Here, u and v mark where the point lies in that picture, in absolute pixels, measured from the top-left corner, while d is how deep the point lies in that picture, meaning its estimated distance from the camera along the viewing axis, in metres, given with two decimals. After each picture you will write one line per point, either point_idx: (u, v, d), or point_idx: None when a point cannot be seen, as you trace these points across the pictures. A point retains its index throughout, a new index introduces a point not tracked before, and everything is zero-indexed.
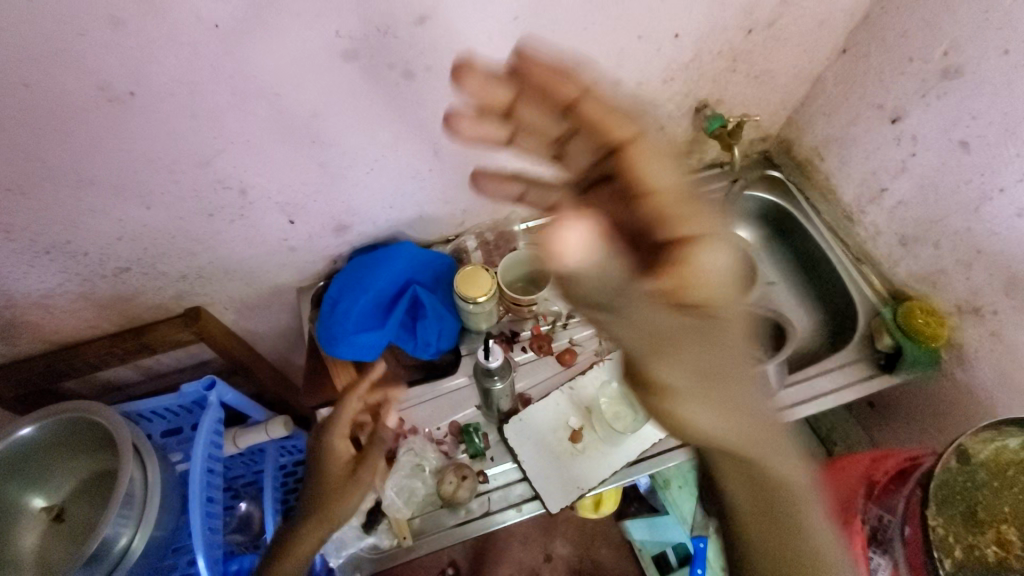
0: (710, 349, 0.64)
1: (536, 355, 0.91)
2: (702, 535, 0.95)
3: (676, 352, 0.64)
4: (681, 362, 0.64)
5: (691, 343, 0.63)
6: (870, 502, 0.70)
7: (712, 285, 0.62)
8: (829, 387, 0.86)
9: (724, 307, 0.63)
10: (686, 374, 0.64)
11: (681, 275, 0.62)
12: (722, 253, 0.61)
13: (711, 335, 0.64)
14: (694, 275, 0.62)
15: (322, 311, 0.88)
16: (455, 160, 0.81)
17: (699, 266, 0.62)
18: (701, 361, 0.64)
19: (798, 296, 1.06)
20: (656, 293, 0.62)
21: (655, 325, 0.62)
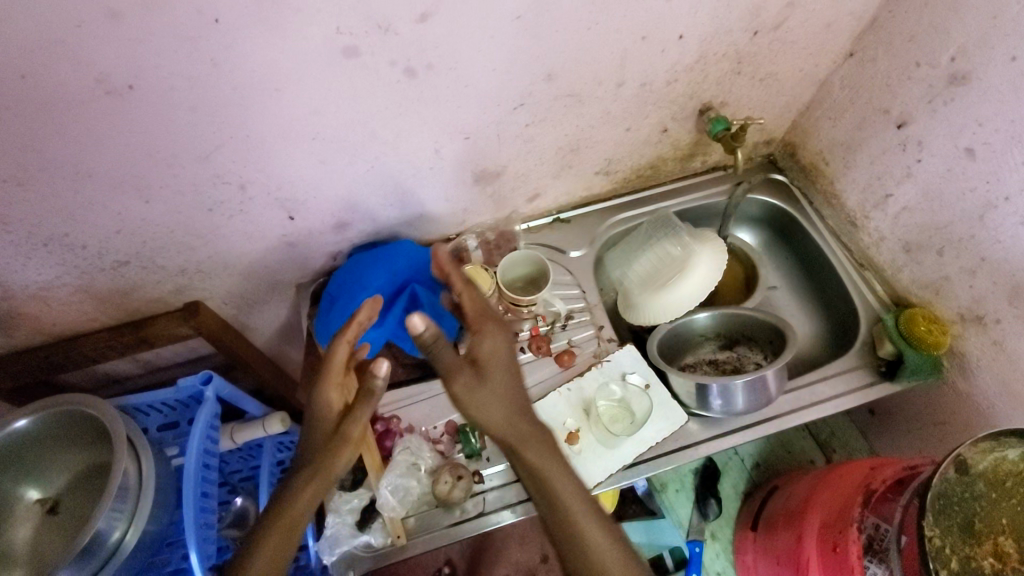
0: (472, 393, 0.67)
1: (534, 356, 0.90)
2: (698, 539, 0.95)
3: (510, 402, 0.69)
4: (482, 399, 0.68)
5: (499, 398, 0.68)
6: (867, 510, 0.69)
7: (503, 377, 0.70)
8: (830, 393, 0.85)
9: (514, 377, 0.71)
10: (502, 412, 0.68)
11: (479, 368, 0.69)
12: (494, 337, 0.71)
13: (477, 392, 0.68)
14: (483, 353, 0.70)
15: (322, 308, 0.89)
16: (455, 159, 0.81)
17: (490, 352, 0.70)
18: (508, 405, 0.69)
19: (800, 301, 1.05)
20: (463, 368, 0.68)
21: (489, 389, 0.68)
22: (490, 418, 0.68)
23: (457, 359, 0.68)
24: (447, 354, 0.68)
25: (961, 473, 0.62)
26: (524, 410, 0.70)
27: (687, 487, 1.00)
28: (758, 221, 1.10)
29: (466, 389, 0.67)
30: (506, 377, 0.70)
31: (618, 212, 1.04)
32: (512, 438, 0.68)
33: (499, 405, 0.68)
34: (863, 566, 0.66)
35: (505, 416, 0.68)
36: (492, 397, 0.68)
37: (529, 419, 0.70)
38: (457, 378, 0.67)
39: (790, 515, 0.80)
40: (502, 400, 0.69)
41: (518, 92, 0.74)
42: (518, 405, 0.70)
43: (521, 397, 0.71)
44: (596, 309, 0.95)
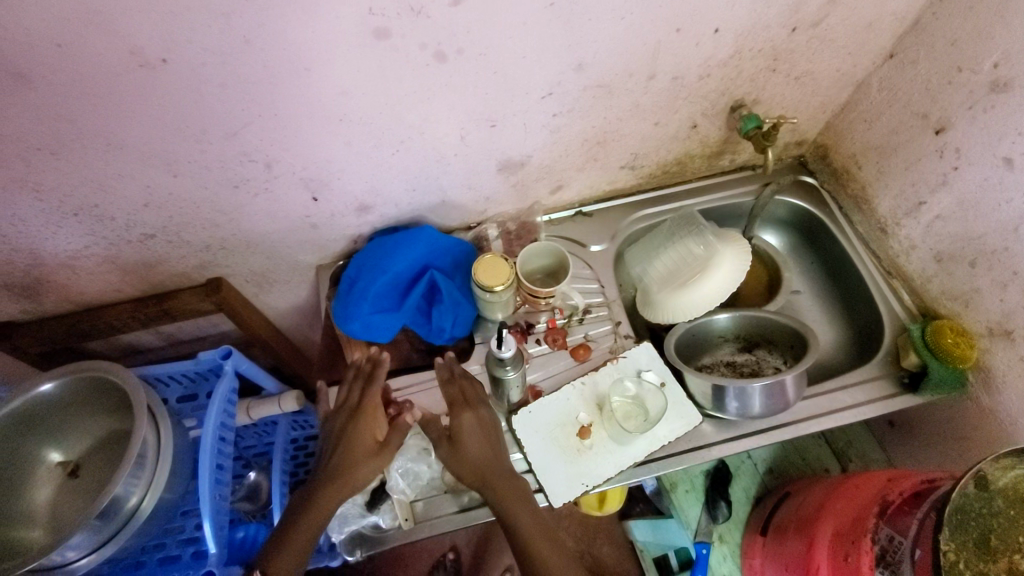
0: (453, 459, 0.76)
1: (550, 349, 0.90)
2: (706, 541, 0.94)
3: (481, 459, 0.75)
4: (460, 460, 0.75)
5: (473, 461, 0.75)
6: (882, 521, 0.67)
7: (478, 445, 0.76)
8: (850, 402, 0.84)
9: (489, 442, 0.77)
10: (475, 467, 0.75)
11: (454, 441, 0.76)
12: (470, 413, 0.78)
13: (454, 458, 0.76)
14: (460, 427, 0.77)
15: (340, 289, 0.89)
16: (480, 147, 0.81)
17: (465, 427, 0.77)
18: (480, 463, 0.75)
19: (823, 307, 1.04)
20: (442, 439, 0.77)
21: (466, 457, 0.75)
22: (464, 473, 0.75)
23: (441, 431, 0.78)
24: (434, 429, 0.78)
25: (981, 490, 0.59)
26: (494, 463, 0.75)
27: (696, 488, 0.99)
28: (785, 223, 1.08)
29: (445, 459, 0.76)
30: (481, 442, 0.77)
31: (641, 208, 1.03)
32: (481, 484, 0.74)
33: (472, 465, 0.75)
34: None
35: (480, 465, 0.75)
36: (469, 457, 0.75)
37: (500, 470, 0.75)
38: (439, 450, 0.77)
39: (801, 523, 0.79)
40: (478, 458, 0.76)
41: (547, 81, 0.73)
42: (492, 461, 0.76)
43: (493, 454, 0.76)
44: (614, 304, 0.95)
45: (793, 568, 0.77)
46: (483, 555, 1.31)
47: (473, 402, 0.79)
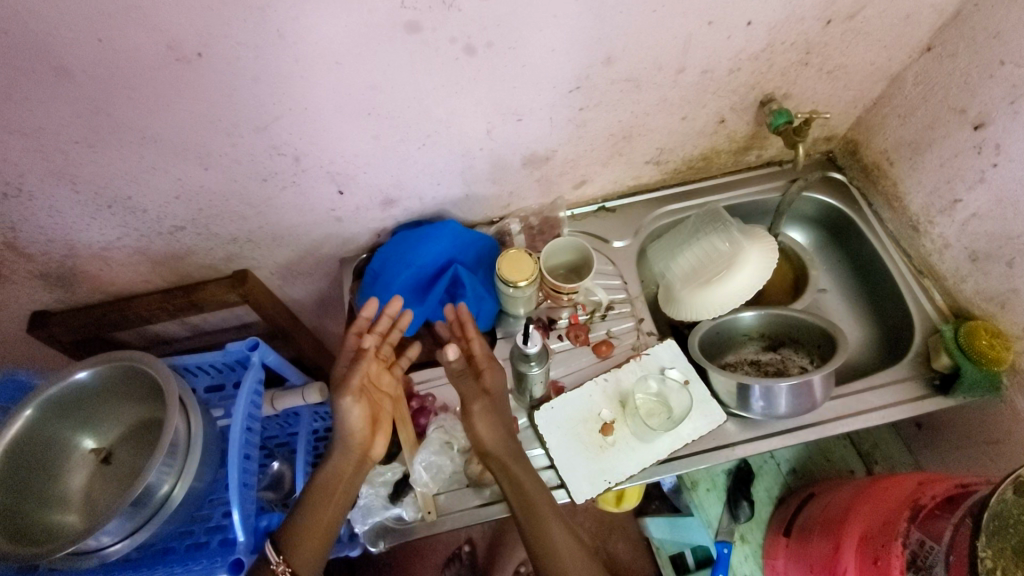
0: (488, 417, 0.77)
1: (572, 345, 0.90)
2: (727, 541, 0.92)
3: (502, 436, 0.76)
4: (485, 428, 0.76)
5: (503, 422, 0.78)
6: (913, 525, 0.66)
7: (502, 406, 0.79)
8: (878, 403, 0.82)
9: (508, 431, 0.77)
10: (503, 429, 0.77)
11: (492, 397, 0.79)
12: (498, 374, 0.81)
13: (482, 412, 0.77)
14: (492, 383, 0.79)
15: (365, 283, 0.89)
16: (505, 141, 0.80)
17: (498, 385, 0.80)
18: (505, 435, 0.77)
19: (850, 306, 1.02)
20: (480, 394, 0.78)
21: (495, 416, 0.77)
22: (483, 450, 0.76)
23: (475, 386, 0.79)
24: (468, 382, 0.80)
25: (1020, 496, 0.57)
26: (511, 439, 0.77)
27: (718, 486, 0.97)
28: (812, 220, 1.06)
29: (480, 416, 0.77)
30: (506, 416, 0.79)
31: (665, 203, 1.02)
32: (498, 461, 0.75)
33: (501, 428, 0.77)
34: None
35: (502, 444, 0.76)
36: (497, 420, 0.77)
37: (522, 464, 0.75)
38: (475, 405, 0.77)
39: (827, 523, 0.78)
40: (504, 419, 0.78)
41: (575, 75, 0.73)
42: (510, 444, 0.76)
43: (514, 441, 0.77)
44: (637, 300, 0.94)
45: (817, 568, 0.76)
46: (499, 548, 1.32)
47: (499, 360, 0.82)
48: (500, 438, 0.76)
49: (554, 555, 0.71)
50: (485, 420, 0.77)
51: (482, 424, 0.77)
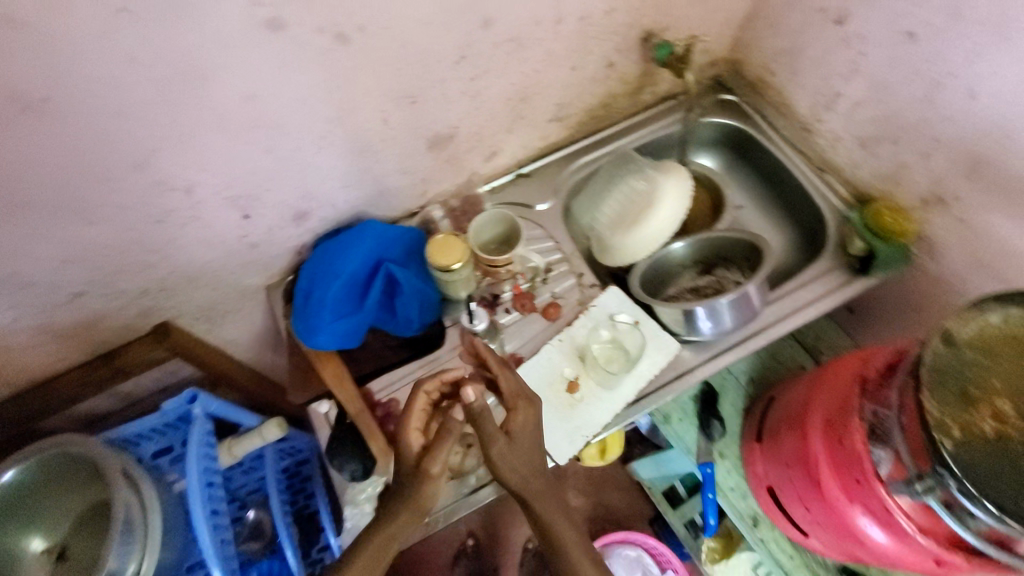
0: (506, 457, 0.68)
1: (520, 315, 0.90)
2: (708, 460, 0.94)
3: (527, 477, 0.68)
4: (505, 469, 0.68)
5: (527, 461, 0.69)
6: (864, 398, 0.71)
7: (531, 441, 0.71)
8: (809, 297, 0.88)
9: (533, 466, 0.69)
10: (525, 467, 0.69)
11: (511, 436, 0.69)
12: (525, 409, 0.72)
13: (505, 459, 0.68)
14: (516, 424, 0.71)
15: (297, 304, 0.86)
16: (405, 126, 0.78)
17: (521, 423, 0.71)
18: (531, 471, 0.69)
19: (767, 216, 1.07)
20: (498, 436, 0.69)
21: (519, 458, 0.68)
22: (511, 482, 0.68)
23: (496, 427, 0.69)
24: (487, 425, 0.68)
25: (951, 347, 0.60)
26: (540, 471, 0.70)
27: (688, 414, 0.98)
28: (717, 143, 1.10)
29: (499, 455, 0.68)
30: (533, 450, 0.70)
31: (577, 158, 1.04)
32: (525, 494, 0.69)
33: (523, 468, 0.68)
34: (870, 451, 0.67)
35: (524, 481, 0.69)
36: (520, 459, 0.69)
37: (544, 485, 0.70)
38: (493, 445, 0.68)
39: (790, 419, 0.82)
40: (528, 457, 0.70)
41: (457, 45, 0.71)
42: (538, 477, 0.69)
43: (540, 480, 0.69)
44: (573, 257, 0.96)
45: (795, 472, 0.77)
46: (501, 532, 1.32)
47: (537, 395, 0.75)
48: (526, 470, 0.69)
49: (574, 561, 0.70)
50: (505, 461, 0.68)
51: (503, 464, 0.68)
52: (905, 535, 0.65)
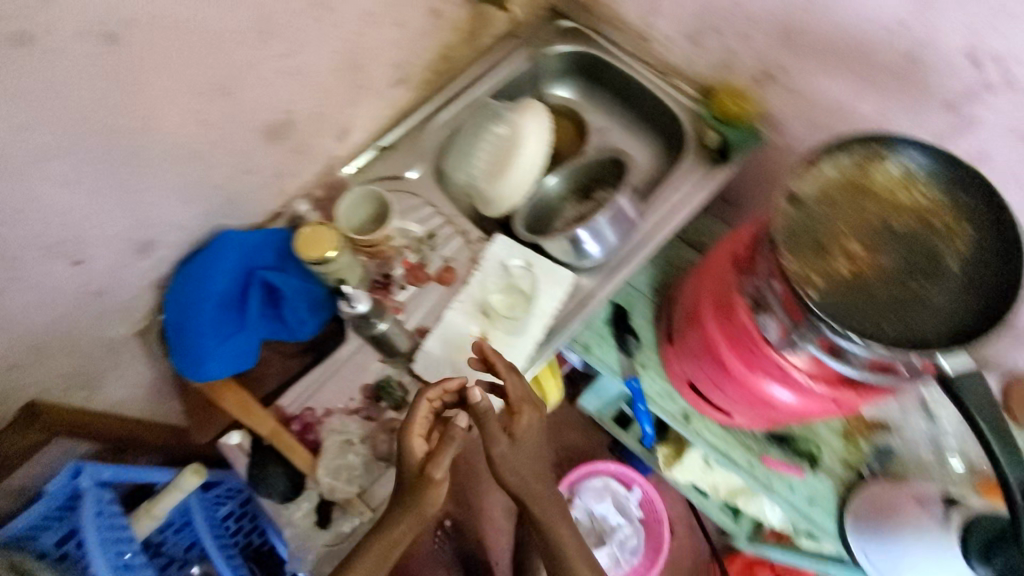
0: (509, 457, 0.74)
1: (416, 287, 0.88)
2: (633, 374, 0.97)
3: (527, 478, 0.76)
4: (510, 472, 0.75)
5: (526, 463, 0.76)
6: (741, 275, 0.73)
7: (533, 446, 0.77)
8: (681, 197, 0.93)
9: (535, 471, 0.77)
10: (528, 469, 0.76)
11: (514, 438, 0.75)
12: (531, 414, 0.76)
13: (510, 459, 0.74)
14: (519, 429, 0.75)
15: (171, 340, 0.78)
16: (231, 121, 0.73)
17: (526, 427, 0.75)
18: (531, 474, 0.76)
19: (631, 132, 1.08)
20: (501, 436, 0.74)
21: (520, 456, 0.75)
22: (507, 473, 0.75)
23: (501, 429, 0.74)
24: (491, 424, 0.73)
25: (796, 205, 0.63)
26: (538, 472, 0.77)
27: (605, 336, 1.00)
28: (568, 72, 1.09)
29: (502, 454, 0.74)
30: (535, 455, 0.77)
31: (434, 117, 1.01)
32: (523, 491, 0.76)
33: (525, 471, 0.75)
34: (756, 323, 0.70)
35: (526, 482, 0.76)
36: (521, 460, 0.75)
37: (543, 483, 0.77)
38: (497, 444, 0.73)
39: (689, 315, 0.84)
40: (531, 460, 0.76)
41: (255, 20, 0.67)
42: (536, 472, 0.77)
43: (539, 483, 0.77)
44: (453, 216, 0.95)
45: (704, 361, 0.81)
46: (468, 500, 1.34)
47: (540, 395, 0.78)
48: (526, 472, 0.76)
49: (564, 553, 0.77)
50: (505, 462, 0.75)
51: (504, 467, 0.75)
52: (803, 385, 0.69)
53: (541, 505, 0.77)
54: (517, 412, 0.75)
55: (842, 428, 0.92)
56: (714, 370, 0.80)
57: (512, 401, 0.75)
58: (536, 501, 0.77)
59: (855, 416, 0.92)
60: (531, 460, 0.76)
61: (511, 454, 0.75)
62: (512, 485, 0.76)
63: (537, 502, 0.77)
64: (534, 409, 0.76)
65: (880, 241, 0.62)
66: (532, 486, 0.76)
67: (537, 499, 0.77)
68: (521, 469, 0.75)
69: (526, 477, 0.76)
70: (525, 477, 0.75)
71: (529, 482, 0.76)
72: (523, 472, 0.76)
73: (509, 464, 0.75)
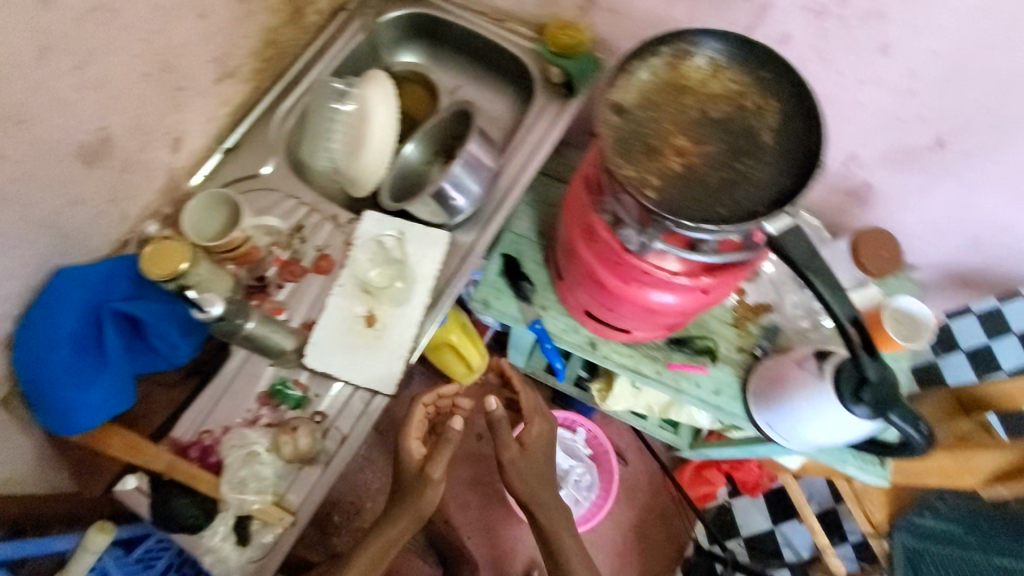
0: (522, 466, 1.02)
1: (295, 283, 0.85)
2: (535, 317, 0.99)
3: (533, 483, 1.02)
4: (516, 473, 1.02)
5: (530, 471, 1.02)
6: (595, 196, 0.76)
7: (540, 461, 1.04)
8: (539, 136, 0.94)
9: (539, 474, 1.03)
10: (545, 491, 1.02)
11: (524, 447, 1.04)
12: (538, 427, 1.05)
13: (521, 465, 1.02)
14: (528, 442, 1.04)
15: (31, 400, 0.72)
16: (38, 150, 0.67)
17: (532, 437, 1.04)
18: (537, 480, 1.02)
19: (484, 84, 1.08)
20: (514, 447, 1.02)
21: (530, 465, 1.02)
22: (518, 483, 1.02)
23: (508, 437, 1.01)
24: (502, 430, 1.01)
25: (620, 114, 0.66)
26: (538, 473, 1.03)
27: (502, 288, 1.01)
28: (407, 37, 1.08)
29: (514, 459, 1.02)
30: (540, 470, 1.03)
31: (276, 108, 0.97)
32: (531, 496, 1.01)
33: (527, 474, 1.02)
34: (617, 237, 0.72)
35: (534, 489, 1.01)
36: (536, 471, 1.03)
37: (548, 493, 1.03)
38: (508, 452, 1.02)
39: (566, 247, 0.86)
40: (540, 472, 1.03)
41: (29, 34, 0.61)
42: (537, 474, 1.03)
43: (544, 492, 1.02)
44: (319, 203, 0.91)
45: (593, 288, 0.83)
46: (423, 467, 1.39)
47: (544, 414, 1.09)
48: (527, 474, 1.02)
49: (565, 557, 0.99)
50: (536, 498, 1.01)
51: (527, 494, 1.02)
52: (679, 287, 0.72)
53: (557, 532, 1.00)
54: (529, 424, 1.05)
55: (732, 319, 0.99)
56: (601, 292, 0.82)
57: (529, 429, 1.05)
58: (546, 516, 1.01)
59: (741, 304, 0.99)
60: (540, 469, 1.03)
61: (540, 493, 1.02)
62: (518, 480, 1.01)
63: (541, 507, 1.01)
64: (546, 429, 1.07)
65: (703, 132, 0.66)
66: (534, 494, 1.01)
67: (545, 508, 1.01)
68: (530, 480, 1.02)
69: (526, 476, 1.02)
70: (515, 471, 1.02)
71: (517, 475, 1.01)
72: (534, 485, 1.02)
73: (533, 499, 1.01)
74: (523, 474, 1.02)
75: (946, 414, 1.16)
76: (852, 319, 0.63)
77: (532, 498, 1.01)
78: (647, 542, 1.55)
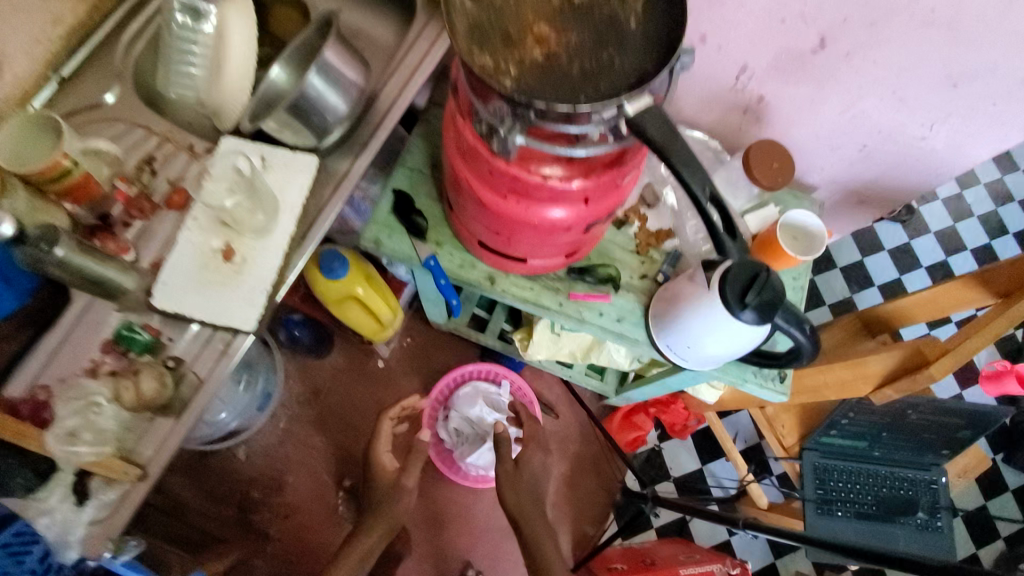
0: (512, 477, 1.14)
1: (145, 220, 0.76)
2: (430, 253, 0.93)
3: (519, 499, 1.12)
4: (503, 484, 1.13)
5: (526, 492, 1.14)
6: (461, 101, 0.69)
7: (526, 480, 1.17)
8: (422, 55, 0.87)
9: (521, 489, 1.13)
10: (528, 503, 1.12)
11: (517, 465, 1.17)
12: (535, 453, 1.21)
13: (514, 477, 1.14)
14: (521, 460, 1.19)
15: None
16: None
17: (529, 463, 1.19)
18: (525, 499, 1.13)
19: (367, 6, 0.99)
20: (507, 463, 1.15)
21: (518, 476, 1.15)
22: (508, 499, 1.12)
23: (506, 454, 1.17)
24: (502, 447, 1.17)
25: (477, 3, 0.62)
26: (525, 492, 1.14)
27: (394, 226, 0.94)
28: None
29: (505, 473, 1.15)
30: (529, 489, 1.15)
31: (121, 31, 0.86)
32: (517, 514, 1.11)
33: (516, 491, 1.13)
34: (483, 141, 0.66)
35: (518, 505, 1.12)
36: (520, 487, 1.13)
37: (530, 509, 1.12)
38: (502, 466, 1.16)
39: (449, 170, 0.80)
40: (530, 491, 1.15)
41: None
42: (529, 494, 1.14)
43: (524, 508, 1.12)
44: (172, 133, 0.82)
45: (482, 215, 0.77)
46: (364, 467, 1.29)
47: (540, 444, 1.23)
48: (517, 489, 1.13)
49: (547, 560, 1.05)
50: (510, 504, 1.11)
51: (507, 501, 1.12)
52: (570, 195, 0.67)
53: (530, 542, 1.08)
54: (526, 452, 1.20)
55: (633, 246, 0.96)
56: (484, 213, 0.77)
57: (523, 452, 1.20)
58: (525, 529, 1.09)
59: (642, 230, 0.96)
60: (529, 490, 1.15)
61: (517, 508, 1.12)
62: (503, 494, 1.13)
63: (521, 518, 1.10)
64: (541, 457, 1.21)
65: (565, 21, 0.61)
66: (517, 508, 1.12)
67: (522, 516, 1.11)
68: (515, 493, 1.12)
69: (512, 487, 1.12)
70: (505, 489, 1.13)
71: (508, 491, 1.13)
72: (518, 502, 1.12)
73: (512, 506, 1.11)
74: (512, 493, 1.12)
75: (852, 336, 1.19)
76: (710, 202, 0.56)
77: (509, 509, 1.12)
78: (580, 493, 1.53)
